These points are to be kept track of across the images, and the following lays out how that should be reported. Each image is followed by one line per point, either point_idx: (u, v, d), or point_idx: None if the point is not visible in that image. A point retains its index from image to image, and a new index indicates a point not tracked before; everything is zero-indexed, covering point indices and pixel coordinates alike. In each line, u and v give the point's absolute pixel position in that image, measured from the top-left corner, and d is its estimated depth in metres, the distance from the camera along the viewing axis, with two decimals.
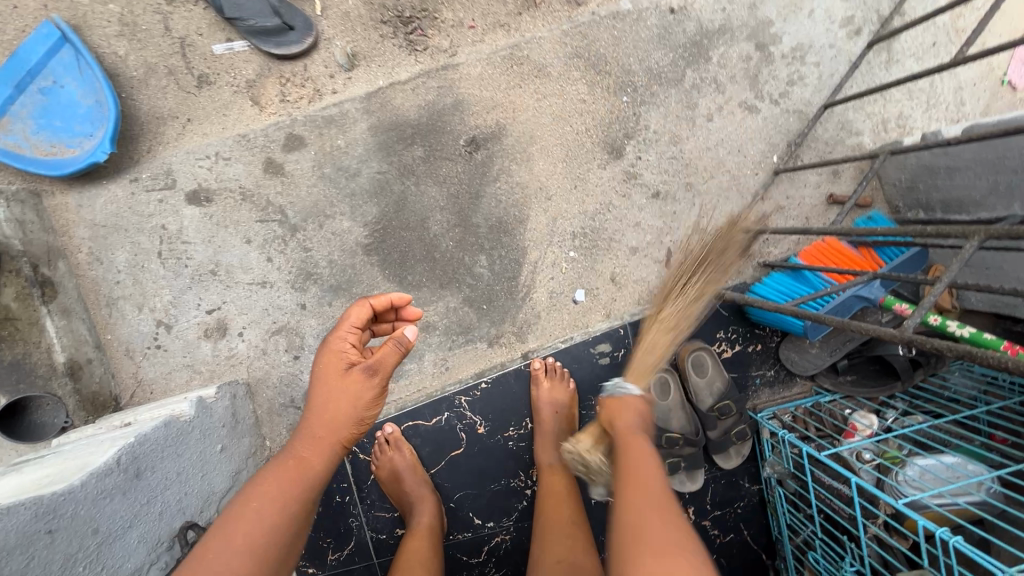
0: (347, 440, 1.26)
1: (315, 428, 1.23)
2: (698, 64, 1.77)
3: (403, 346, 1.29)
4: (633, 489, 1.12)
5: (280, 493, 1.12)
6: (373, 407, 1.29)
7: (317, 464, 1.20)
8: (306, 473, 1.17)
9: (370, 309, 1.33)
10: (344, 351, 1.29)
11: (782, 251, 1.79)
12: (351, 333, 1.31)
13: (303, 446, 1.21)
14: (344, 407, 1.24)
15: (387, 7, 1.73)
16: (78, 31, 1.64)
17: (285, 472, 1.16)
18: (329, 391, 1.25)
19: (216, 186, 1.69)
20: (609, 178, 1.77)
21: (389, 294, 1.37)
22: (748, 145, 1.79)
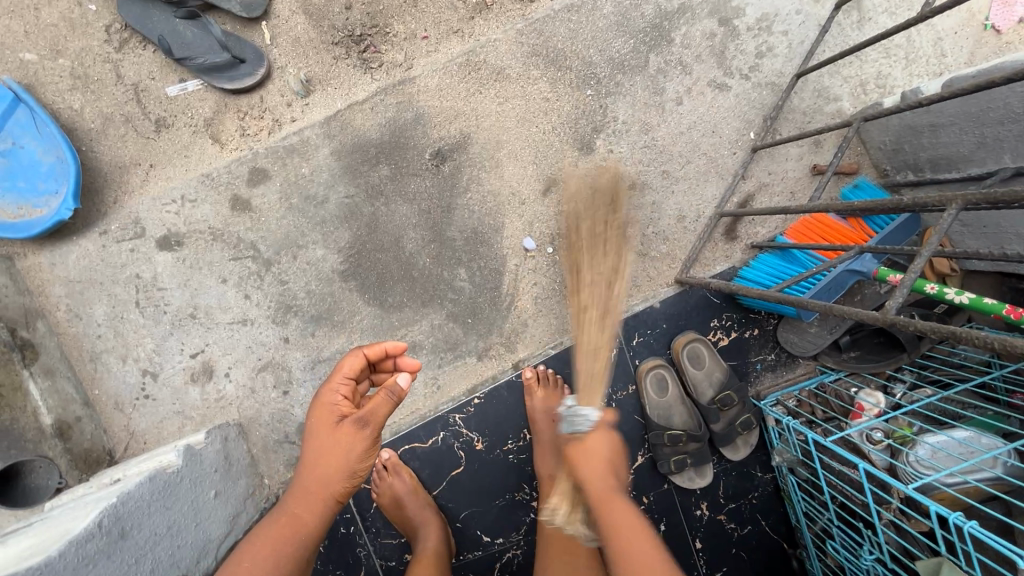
0: (341, 494, 1.21)
1: (308, 482, 1.19)
2: (661, 47, 1.71)
3: (395, 396, 1.18)
4: (619, 542, 1.19)
5: (270, 553, 1.12)
6: (367, 458, 1.22)
7: (309, 522, 1.17)
8: (298, 532, 1.15)
9: (363, 360, 1.29)
10: (334, 405, 1.23)
11: (770, 229, 1.72)
12: (343, 384, 1.26)
13: (296, 503, 1.18)
14: (335, 464, 1.18)
15: (337, 28, 1.69)
16: (31, 90, 1.62)
17: (278, 530, 1.16)
18: (319, 446, 1.19)
19: (186, 229, 1.67)
20: (582, 175, 1.72)
21: (383, 342, 1.32)
22: (723, 124, 1.72)
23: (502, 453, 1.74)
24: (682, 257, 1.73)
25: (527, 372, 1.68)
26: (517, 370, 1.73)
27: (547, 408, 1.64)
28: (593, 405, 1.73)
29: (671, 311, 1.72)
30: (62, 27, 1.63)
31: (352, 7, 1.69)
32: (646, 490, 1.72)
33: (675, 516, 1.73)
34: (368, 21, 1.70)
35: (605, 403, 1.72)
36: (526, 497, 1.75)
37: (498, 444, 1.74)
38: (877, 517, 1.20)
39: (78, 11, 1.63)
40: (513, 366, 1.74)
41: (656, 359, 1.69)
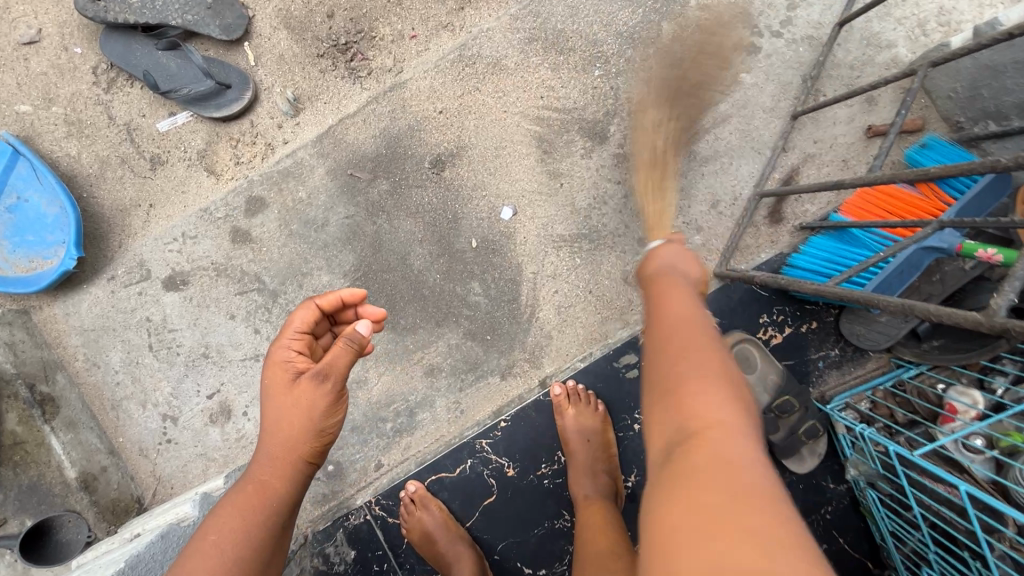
0: (311, 455, 1.08)
1: (272, 447, 1.06)
2: (675, 13, 1.51)
3: (356, 344, 1.06)
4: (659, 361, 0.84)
5: (240, 524, 0.99)
6: (333, 415, 1.08)
7: (279, 488, 1.04)
8: (268, 498, 1.02)
9: (316, 312, 1.14)
10: (288, 359, 1.09)
11: (821, 207, 1.50)
12: (296, 339, 1.11)
13: (262, 469, 1.05)
14: (296, 420, 1.05)
15: (321, 39, 1.59)
16: (29, 141, 1.61)
17: (246, 500, 1.02)
18: (283, 402, 1.06)
19: (190, 267, 1.62)
20: (598, 167, 1.54)
21: (337, 290, 1.16)
22: (755, 92, 1.51)
23: (536, 478, 1.61)
24: (720, 248, 1.53)
25: (556, 390, 1.52)
26: (545, 387, 1.59)
27: (579, 427, 1.48)
28: (633, 420, 1.59)
29: (712, 309, 1.52)
30: (51, 74, 1.60)
31: (334, 15, 1.59)
32: None
33: None
34: (352, 27, 1.59)
35: None
36: (568, 524, 1.61)
37: (531, 470, 1.61)
38: (986, 548, 1.00)
39: (65, 56, 1.60)
40: (540, 384, 1.59)
41: None
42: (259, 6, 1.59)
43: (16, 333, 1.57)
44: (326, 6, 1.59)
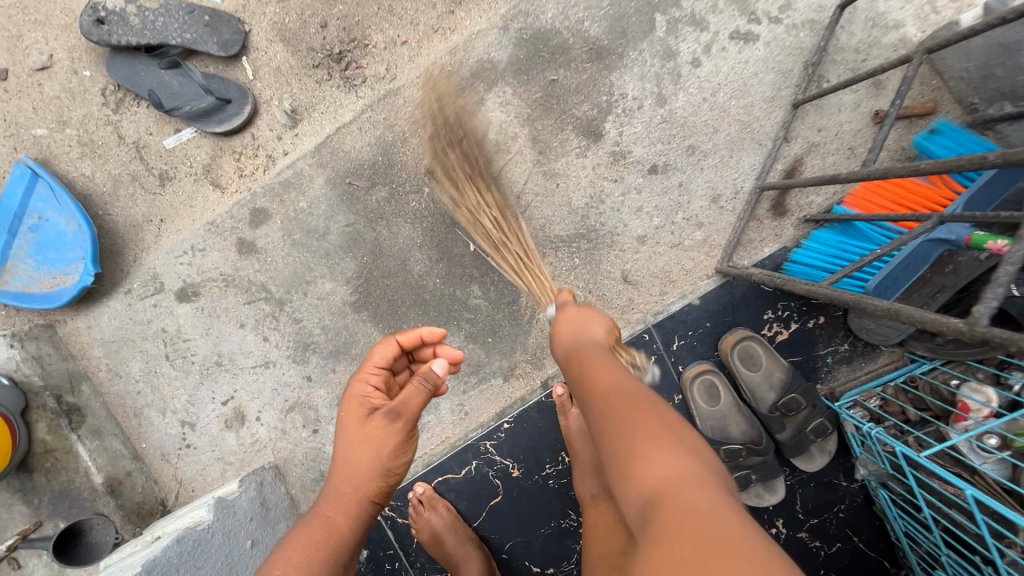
0: (375, 495, 1.11)
1: (340, 483, 1.09)
2: (669, 3, 1.46)
3: (430, 385, 1.12)
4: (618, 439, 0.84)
5: (304, 560, 0.98)
6: (400, 456, 1.12)
7: (344, 527, 1.06)
8: (333, 535, 1.03)
9: (396, 348, 1.21)
10: (366, 396, 1.14)
11: (826, 197, 1.45)
12: (375, 374, 1.18)
13: (329, 505, 1.07)
14: (364, 456, 1.08)
15: (315, 50, 1.61)
16: (47, 163, 1.68)
17: (310, 535, 1.03)
18: (356, 437, 1.10)
19: (201, 279, 1.68)
20: (593, 165, 1.52)
21: (417, 328, 1.25)
22: (754, 81, 1.46)
23: (541, 478, 1.62)
24: (721, 243, 1.50)
25: (557, 391, 1.51)
26: (547, 389, 1.59)
27: (583, 427, 1.48)
28: None
29: (714, 307, 1.50)
30: (63, 97, 1.66)
31: (328, 24, 1.60)
32: None
33: None
34: (345, 37, 1.60)
35: None
36: (574, 523, 1.62)
37: (535, 470, 1.62)
38: (998, 555, 0.96)
39: (75, 79, 1.66)
40: (542, 385, 1.59)
41: (701, 364, 1.48)
42: (254, 20, 1.61)
43: (42, 347, 1.65)
44: (318, 16, 1.60)
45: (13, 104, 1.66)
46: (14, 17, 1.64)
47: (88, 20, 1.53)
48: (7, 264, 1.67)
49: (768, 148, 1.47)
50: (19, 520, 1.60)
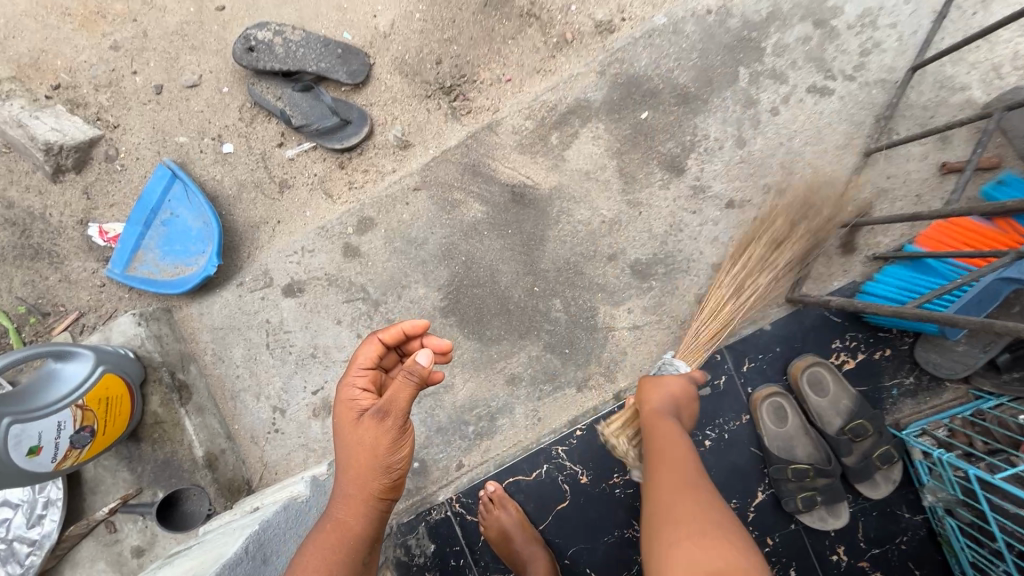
0: (383, 492, 1.21)
1: (347, 487, 1.20)
2: (752, 58, 1.62)
3: (416, 377, 1.15)
4: None
5: (322, 563, 1.12)
6: (396, 451, 1.20)
7: (358, 526, 1.18)
8: (345, 537, 1.15)
9: (380, 347, 1.28)
10: (355, 400, 1.23)
11: (893, 238, 1.57)
12: (361, 376, 1.26)
13: (339, 509, 1.18)
14: (358, 456, 1.18)
15: (429, 82, 1.82)
16: (184, 167, 1.90)
17: (325, 540, 1.15)
18: (352, 439, 1.19)
19: (306, 277, 1.85)
20: (674, 197, 1.68)
21: (400, 324, 1.29)
22: (828, 130, 1.60)
23: (608, 487, 1.70)
24: (792, 274, 1.62)
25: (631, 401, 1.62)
26: (619, 400, 1.68)
27: None
28: (703, 437, 1.61)
29: (783, 333, 1.60)
30: (205, 112, 1.90)
31: (442, 62, 1.81)
32: (770, 530, 1.57)
33: (807, 560, 1.55)
34: (456, 73, 1.81)
35: (716, 434, 1.61)
36: (636, 534, 1.69)
37: (603, 478, 1.70)
38: None
39: (217, 96, 1.89)
40: (614, 397, 1.69)
41: (771, 386, 1.58)
42: (378, 55, 1.83)
43: (162, 327, 1.83)
44: (434, 54, 1.81)
45: (163, 115, 1.91)
46: (174, 42, 1.89)
47: (241, 48, 1.78)
48: (139, 253, 1.89)
49: (839, 191, 1.60)
50: (122, 484, 1.76)
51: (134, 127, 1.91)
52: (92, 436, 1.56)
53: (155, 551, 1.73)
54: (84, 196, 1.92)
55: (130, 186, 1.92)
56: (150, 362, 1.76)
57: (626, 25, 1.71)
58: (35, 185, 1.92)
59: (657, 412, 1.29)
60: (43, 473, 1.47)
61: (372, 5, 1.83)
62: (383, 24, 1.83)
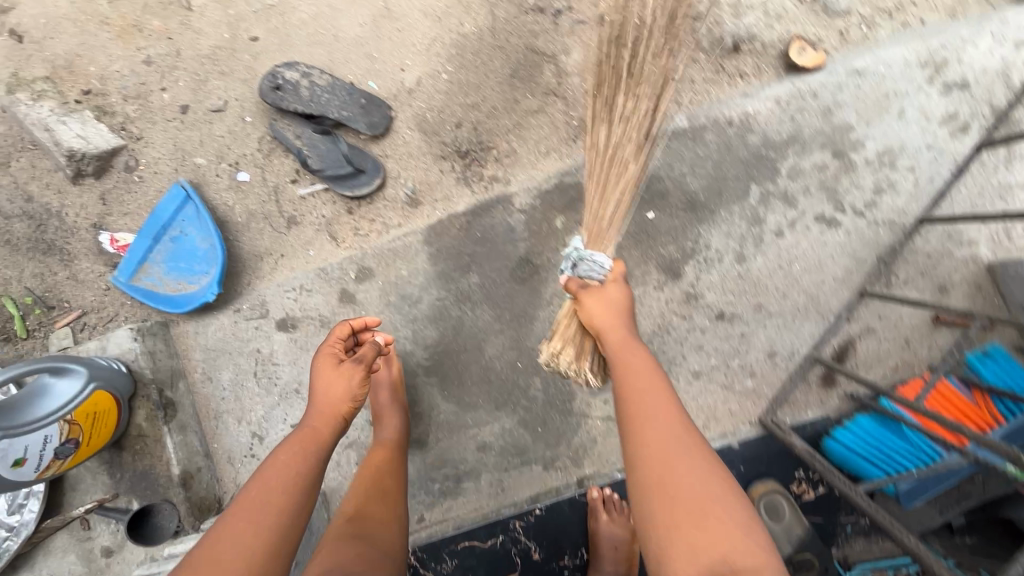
0: (347, 416, 1.34)
1: (317, 412, 1.31)
2: (766, 177, 1.62)
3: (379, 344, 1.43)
4: None
5: (294, 458, 1.20)
6: (364, 391, 1.37)
7: (324, 442, 1.27)
8: (315, 444, 1.25)
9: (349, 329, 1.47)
10: (333, 352, 1.40)
11: (876, 377, 1.58)
12: (337, 341, 1.44)
13: (314, 419, 1.30)
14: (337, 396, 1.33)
15: (446, 143, 1.84)
16: (199, 188, 1.95)
17: (298, 441, 1.24)
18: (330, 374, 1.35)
19: (301, 315, 1.89)
20: (666, 300, 1.69)
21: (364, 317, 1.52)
22: (829, 262, 1.60)
23: (558, 566, 1.75)
24: (769, 394, 1.65)
25: (592, 492, 1.70)
26: (582, 487, 1.74)
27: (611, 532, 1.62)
28: None
29: (751, 454, 1.63)
30: (226, 138, 1.93)
31: (462, 125, 1.83)
32: None
33: None
34: (475, 138, 1.82)
35: None
36: None
37: (555, 557, 1.75)
38: None
39: (239, 124, 1.92)
40: (578, 482, 1.75)
41: None
42: (400, 109, 1.85)
43: (157, 343, 1.90)
44: (456, 117, 1.83)
45: (185, 134, 1.95)
46: (205, 65, 1.92)
47: (267, 85, 1.81)
48: (145, 265, 1.95)
49: (829, 322, 1.61)
50: (101, 486, 1.85)
51: (156, 141, 1.95)
52: (75, 447, 1.62)
53: (122, 554, 1.81)
54: (100, 202, 1.97)
55: (144, 198, 1.96)
56: (141, 377, 1.83)
57: None
58: (55, 183, 1.98)
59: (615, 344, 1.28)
60: (24, 481, 1.54)
61: (402, 59, 1.84)
62: (409, 79, 1.84)
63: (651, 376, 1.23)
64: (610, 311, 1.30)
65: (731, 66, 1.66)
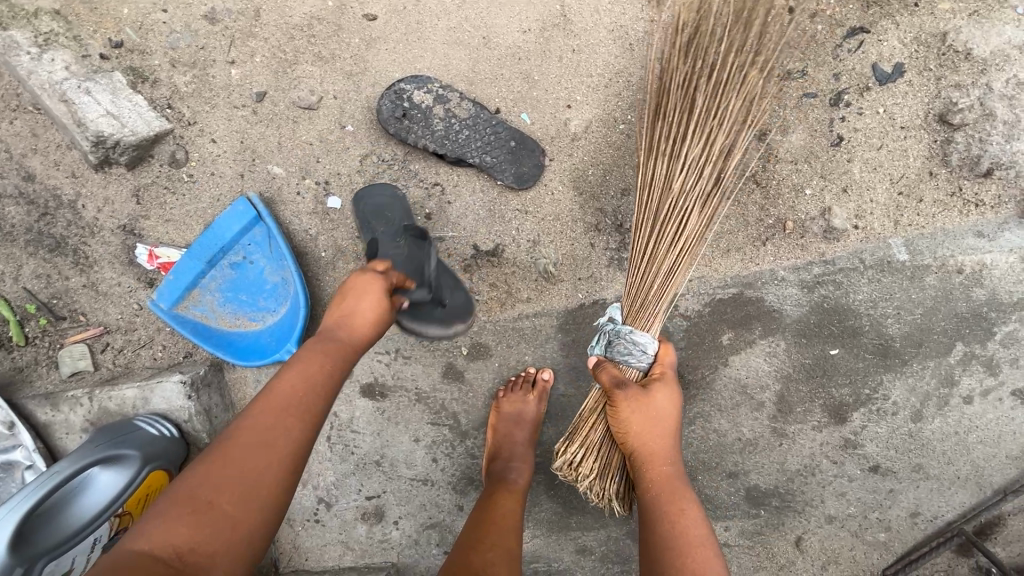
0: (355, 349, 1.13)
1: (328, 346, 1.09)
2: (976, 338, 1.43)
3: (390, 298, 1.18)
4: None
5: (302, 393, 1.00)
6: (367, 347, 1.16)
7: (334, 367, 1.07)
8: (330, 370, 1.06)
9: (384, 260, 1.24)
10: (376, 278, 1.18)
11: (1013, 556, 1.52)
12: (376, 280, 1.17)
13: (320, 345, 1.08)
14: (359, 325, 1.13)
15: (605, 212, 1.47)
16: (271, 206, 1.50)
17: (305, 371, 1.03)
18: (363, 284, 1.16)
19: (393, 384, 1.59)
20: (821, 442, 1.52)
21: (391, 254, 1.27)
22: (1007, 438, 1.48)
23: None
24: (899, 551, 1.56)
25: None
26: None
27: None
28: None
29: None
30: (315, 147, 1.46)
31: (630, 193, 1.46)
32: None
33: None
34: None
35: None
36: None
37: None
38: None
39: (336, 133, 1.45)
40: None
41: None
42: (556, 157, 1.46)
43: (212, 397, 1.53)
44: (624, 182, 1.46)
45: (256, 130, 1.46)
46: (295, 41, 1.41)
47: (389, 114, 1.40)
48: (192, 291, 1.54)
49: (985, 495, 1.51)
50: None
51: (216, 131, 1.46)
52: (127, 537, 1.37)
53: None
54: (133, 199, 1.49)
55: (195, 205, 1.50)
56: (196, 443, 1.50)
57: (855, 235, 1.43)
58: (69, 164, 1.48)
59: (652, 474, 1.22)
60: None
61: (569, 92, 1.43)
62: (574, 122, 1.44)
63: (690, 512, 1.15)
64: (647, 424, 1.23)
65: (972, 192, 1.40)
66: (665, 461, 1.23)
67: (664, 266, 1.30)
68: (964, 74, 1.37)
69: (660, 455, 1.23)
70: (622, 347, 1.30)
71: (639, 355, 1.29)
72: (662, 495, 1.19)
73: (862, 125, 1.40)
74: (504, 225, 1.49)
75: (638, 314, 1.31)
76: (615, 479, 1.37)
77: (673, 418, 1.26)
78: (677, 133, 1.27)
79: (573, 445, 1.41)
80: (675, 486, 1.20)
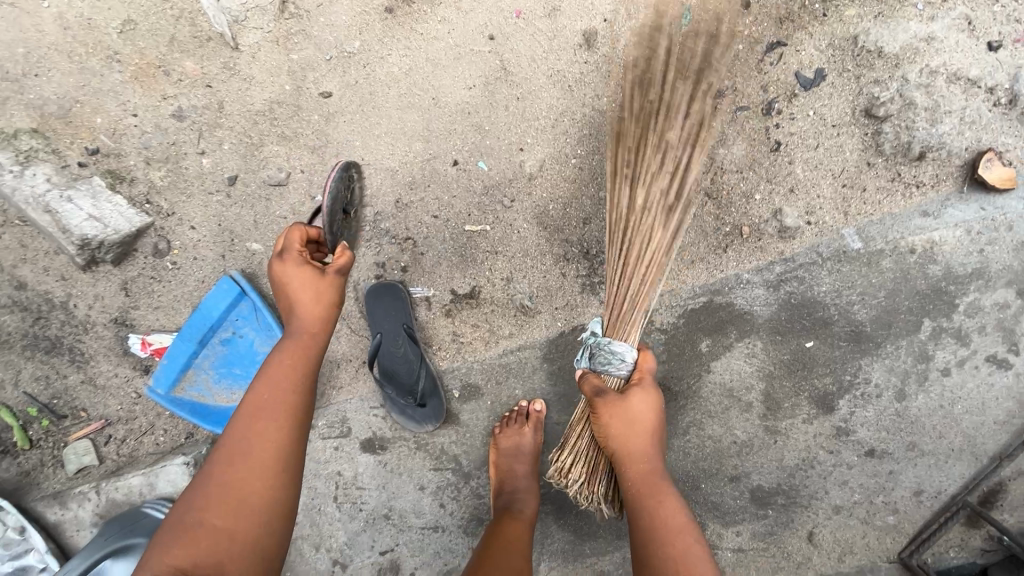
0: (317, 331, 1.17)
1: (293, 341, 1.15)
2: (941, 312, 1.49)
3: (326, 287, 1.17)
4: None
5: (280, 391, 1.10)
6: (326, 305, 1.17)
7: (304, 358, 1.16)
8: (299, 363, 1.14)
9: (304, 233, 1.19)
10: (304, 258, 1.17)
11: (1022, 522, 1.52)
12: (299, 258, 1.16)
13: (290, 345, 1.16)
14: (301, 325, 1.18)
15: (571, 242, 1.54)
16: (254, 280, 1.57)
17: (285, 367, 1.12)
18: (300, 276, 1.14)
19: (392, 435, 1.63)
20: (815, 434, 1.55)
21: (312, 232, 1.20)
22: (991, 404, 1.51)
23: None
24: (910, 532, 1.56)
25: None
26: None
27: None
28: None
29: None
30: (289, 220, 1.54)
31: (591, 221, 1.53)
32: None
33: None
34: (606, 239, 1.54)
35: None
36: None
37: None
38: None
39: (308, 204, 1.53)
40: None
41: None
42: (517, 198, 1.54)
43: None
44: (584, 212, 1.53)
45: (232, 211, 1.54)
46: (259, 125, 1.51)
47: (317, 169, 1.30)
48: (186, 372, 1.58)
49: (982, 463, 1.53)
50: None
51: (194, 219, 1.53)
52: None
53: None
54: (121, 292, 1.55)
55: (181, 289, 1.56)
56: None
57: (809, 231, 1.50)
58: (56, 269, 1.54)
59: (635, 473, 1.25)
60: None
61: (521, 136, 1.53)
62: (529, 163, 1.53)
63: (672, 505, 1.21)
64: (627, 426, 1.25)
65: (911, 175, 1.47)
66: (643, 459, 1.26)
67: (643, 277, 1.36)
68: (881, 71, 1.46)
69: (639, 455, 1.26)
70: (607, 352, 1.31)
71: (622, 363, 1.31)
72: (646, 493, 1.23)
73: (796, 129, 1.49)
74: (476, 267, 1.56)
75: (618, 325, 1.35)
76: (602, 482, 1.36)
77: (652, 415, 1.28)
78: (639, 168, 1.33)
79: (563, 452, 1.42)
80: (655, 482, 1.25)
